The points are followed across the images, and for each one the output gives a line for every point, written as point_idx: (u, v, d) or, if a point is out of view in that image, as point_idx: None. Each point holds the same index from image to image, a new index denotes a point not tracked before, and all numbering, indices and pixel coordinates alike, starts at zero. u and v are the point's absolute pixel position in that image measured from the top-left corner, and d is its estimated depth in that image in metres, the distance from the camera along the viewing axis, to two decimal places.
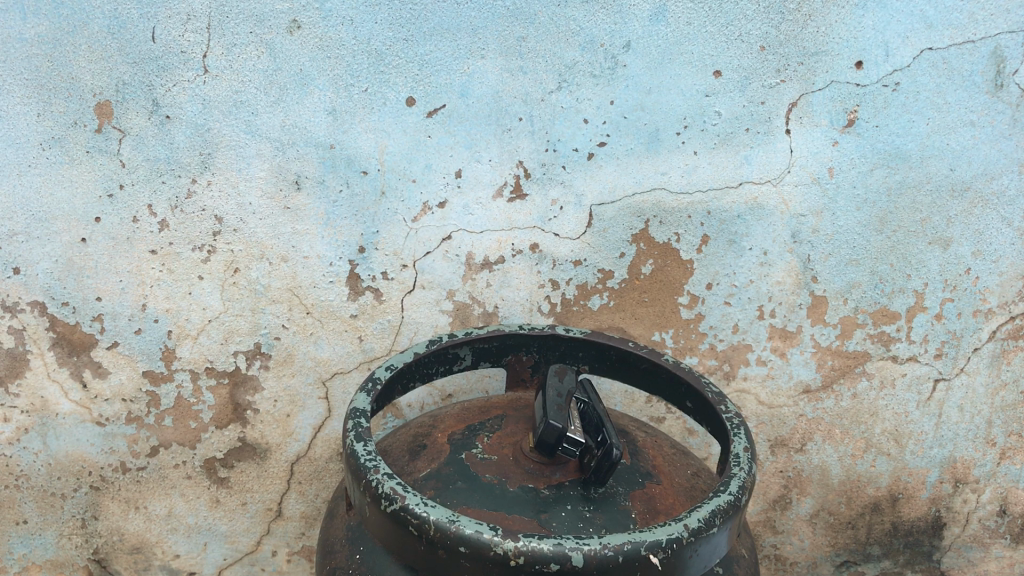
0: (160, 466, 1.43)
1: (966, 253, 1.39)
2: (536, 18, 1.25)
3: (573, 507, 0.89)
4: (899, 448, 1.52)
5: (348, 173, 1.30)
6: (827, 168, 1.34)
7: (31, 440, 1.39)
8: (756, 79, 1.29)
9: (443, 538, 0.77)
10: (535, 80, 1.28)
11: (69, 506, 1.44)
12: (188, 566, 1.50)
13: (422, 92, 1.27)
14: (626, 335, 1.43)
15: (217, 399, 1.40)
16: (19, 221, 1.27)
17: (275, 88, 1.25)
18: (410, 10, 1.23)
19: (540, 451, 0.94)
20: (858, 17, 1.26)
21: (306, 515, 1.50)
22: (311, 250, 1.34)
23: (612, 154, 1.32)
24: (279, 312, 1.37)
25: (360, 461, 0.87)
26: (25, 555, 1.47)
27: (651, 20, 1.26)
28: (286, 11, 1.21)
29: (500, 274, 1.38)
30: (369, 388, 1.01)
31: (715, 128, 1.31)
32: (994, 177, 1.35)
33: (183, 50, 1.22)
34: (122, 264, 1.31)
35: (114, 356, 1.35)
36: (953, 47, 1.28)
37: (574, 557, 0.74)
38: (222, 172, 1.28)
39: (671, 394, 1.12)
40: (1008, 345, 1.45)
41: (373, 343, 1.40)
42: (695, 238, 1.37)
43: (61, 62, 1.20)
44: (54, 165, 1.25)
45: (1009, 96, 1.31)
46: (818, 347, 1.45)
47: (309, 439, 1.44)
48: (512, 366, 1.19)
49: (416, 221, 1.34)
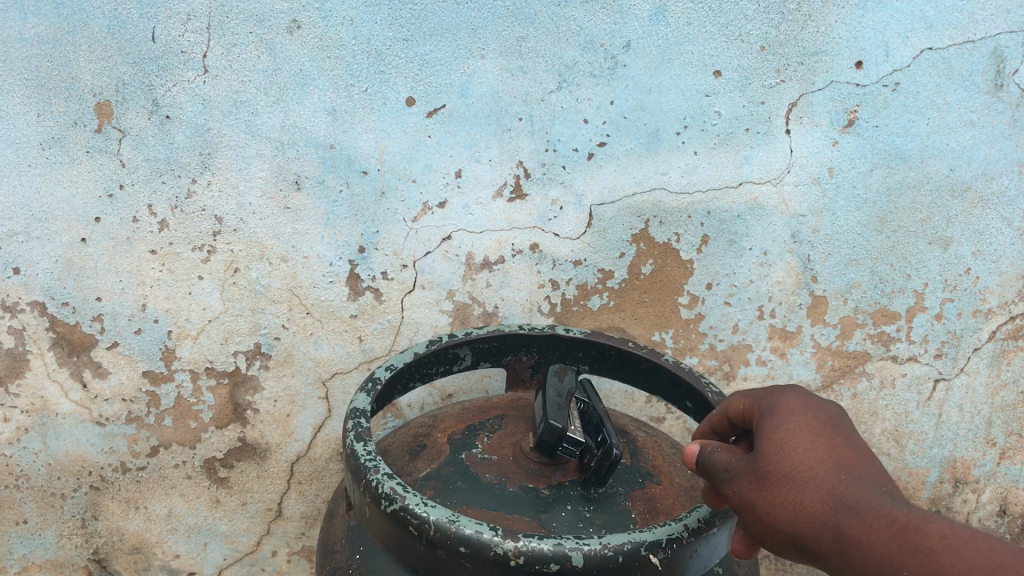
0: (160, 466, 1.43)
1: (966, 254, 1.39)
2: (536, 18, 1.25)
3: (572, 507, 0.89)
4: (899, 448, 1.52)
5: (348, 173, 1.30)
6: (827, 168, 1.34)
7: (31, 440, 1.39)
8: (756, 79, 1.29)
9: (443, 538, 0.77)
10: (535, 80, 1.28)
11: (69, 506, 1.44)
12: (188, 566, 1.50)
13: (422, 92, 1.27)
14: (626, 335, 1.43)
15: (217, 399, 1.40)
16: (19, 221, 1.27)
17: (275, 88, 1.25)
18: (410, 10, 1.24)
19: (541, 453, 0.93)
20: (858, 17, 1.27)
21: (306, 515, 1.50)
22: (311, 250, 1.34)
23: (612, 154, 1.32)
24: (280, 312, 1.37)
25: (360, 461, 0.87)
26: (25, 555, 1.47)
27: (651, 20, 1.26)
28: (286, 12, 1.21)
29: (500, 274, 1.38)
30: (369, 388, 1.01)
31: (715, 128, 1.31)
32: (995, 177, 1.35)
33: (183, 50, 1.22)
34: (122, 264, 1.31)
35: (114, 356, 1.35)
36: (953, 47, 1.28)
37: (574, 557, 0.74)
38: (222, 172, 1.28)
39: (671, 395, 1.12)
40: (1008, 345, 1.45)
41: (373, 343, 1.40)
42: (695, 238, 1.37)
43: (61, 62, 1.20)
44: (54, 165, 1.25)
45: (1010, 96, 1.31)
46: (818, 347, 1.45)
47: (309, 439, 1.44)
48: (512, 366, 1.19)
49: (416, 221, 1.34)
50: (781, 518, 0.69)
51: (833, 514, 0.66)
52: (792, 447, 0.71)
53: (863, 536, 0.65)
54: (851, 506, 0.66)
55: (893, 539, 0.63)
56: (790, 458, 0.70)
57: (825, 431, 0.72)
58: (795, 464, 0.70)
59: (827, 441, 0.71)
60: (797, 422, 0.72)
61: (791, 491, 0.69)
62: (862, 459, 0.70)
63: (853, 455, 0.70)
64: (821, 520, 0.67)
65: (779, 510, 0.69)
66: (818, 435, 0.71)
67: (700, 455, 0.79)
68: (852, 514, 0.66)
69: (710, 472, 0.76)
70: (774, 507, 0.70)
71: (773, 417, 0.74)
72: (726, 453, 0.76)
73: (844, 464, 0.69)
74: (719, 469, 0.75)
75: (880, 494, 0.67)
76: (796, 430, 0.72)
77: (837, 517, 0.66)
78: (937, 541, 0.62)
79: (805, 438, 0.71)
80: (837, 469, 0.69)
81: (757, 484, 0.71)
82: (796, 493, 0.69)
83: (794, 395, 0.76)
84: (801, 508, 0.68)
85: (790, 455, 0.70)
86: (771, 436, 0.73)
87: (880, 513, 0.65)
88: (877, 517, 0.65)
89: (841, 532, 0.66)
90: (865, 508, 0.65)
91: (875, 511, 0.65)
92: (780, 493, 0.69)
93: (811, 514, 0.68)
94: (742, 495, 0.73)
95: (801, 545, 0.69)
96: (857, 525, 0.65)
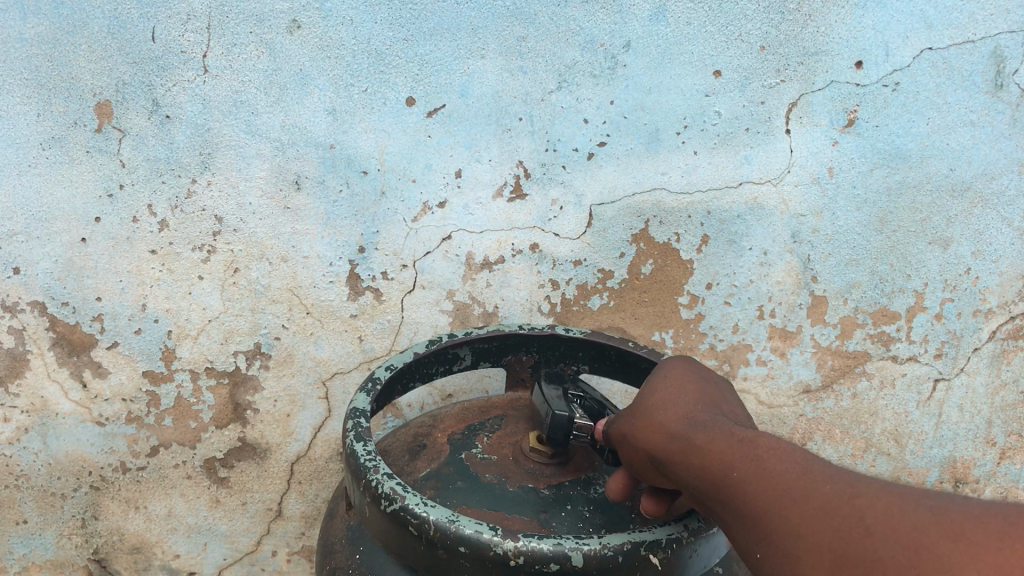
0: (160, 466, 1.43)
1: (966, 253, 1.39)
2: (536, 18, 1.25)
3: (572, 507, 0.89)
4: (899, 448, 1.52)
5: (348, 173, 1.30)
6: (827, 168, 1.34)
7: (31, 440, 1.39)
8: (756, 79, 1.29)
9: (443, 538, 0.77)
10: (535, 80, 1.28)
11: (69, 506, 1.44)
12: (188, 566, 1.50)
13: (422, 92, 1.28)
14: (626, 335, 1.43)
15: (217, 399, 1.40)
16: (19, 221, 1.27)
17: (275, 88, 1.25)
18: (410, 10, 1.24)
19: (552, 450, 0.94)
20: (858, 17, 1.27)
21: (306, 515, 1.50)
22: (311, 250, 1.34)
23: (612, 154, 1.32)
24: (280, 312, 1.37)
25: (360, 461, 0.87)
26: (24, 555, 1.47)
27: (651, 20, 1.26)
28: (286, 11, 1.22)
29: (500, 274, 1.38)
30: (369, 388, 1.01)
31: (715, 128, 1.31)
32: (995, 177, 1.35)
33: (183, 50, 1.22)
34: (122, 264, 1.31)
35: (114, 356, 1.36)
36: (953, 47, 1.28)
37: (574, 557, 0.74)
38: (222, 172, 1.28)
39: None
40: (1008, 345, 1.45)
41: (373, 343, 1.40)
42: (695, 238, 1.37)
43: (61, 63, 1.20)
44: (55, 165, 1.25)
45: (1009, 96, 1.31)
46: (818, 347, 1.45)
47: (309, 439, 1.44)
48: (512, 366, 1.20)
49: (416, 221, 1.34)
50: (643, 435, 0.80)
51: (682, 428, 0.77)
52: (665, 386, 0.83)
53: (703, 444, 0.74)
54: (696, 424, 0.77)
55: (727, 445, 0.72)
56: (660, 391, 0.83)
57: (695, 382, 0.84)
58: (662, 396, 0.82)
59: (695, 388, 0.83)
60: (672, 372, 0.85)
61: (653, 413, 0.81)
62: (721, 405, 0.81)
63: (714, 400, 0.81)
64: (671, 433, 0.77)
65: (642, 430, 0.80)
66: (686, 380, 0.83)
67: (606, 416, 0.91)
68: (698, 428, 0.76)
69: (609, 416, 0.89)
70: (643, 432, 0.80)
71: (660, 371, 0.87)
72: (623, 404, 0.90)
73: (703, 403, 0.80)
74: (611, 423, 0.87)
75: (725, 423, 0.77)
76: (673, 377, 0.84)
77: (684, 431, 0.76)
78: (763, 446, 0.71)
79: (674, 381, 0.84)
80: (696, 405, 0.80)
81: (632, 412, 0.84)
82: (658, 416, 0.80)
83: (680, 360, 0.89)
84: (658, 425, 0.79)
85: (661, 390, 0.83)
86: (653, 381, 0.85)
87: (722, 430, 0.75)
88: (717, 432, 0.74)
89: (687, 441, 0.75)
90: (707, 426, 0.76)
91: (716, 428, 0.75)
92: (646, 418, 0.81)
93: (664, 429, 0.78)
94: (623, 424, 0.85)
95: (656, 460, 0.78)
96: (698, 435, 0.75)
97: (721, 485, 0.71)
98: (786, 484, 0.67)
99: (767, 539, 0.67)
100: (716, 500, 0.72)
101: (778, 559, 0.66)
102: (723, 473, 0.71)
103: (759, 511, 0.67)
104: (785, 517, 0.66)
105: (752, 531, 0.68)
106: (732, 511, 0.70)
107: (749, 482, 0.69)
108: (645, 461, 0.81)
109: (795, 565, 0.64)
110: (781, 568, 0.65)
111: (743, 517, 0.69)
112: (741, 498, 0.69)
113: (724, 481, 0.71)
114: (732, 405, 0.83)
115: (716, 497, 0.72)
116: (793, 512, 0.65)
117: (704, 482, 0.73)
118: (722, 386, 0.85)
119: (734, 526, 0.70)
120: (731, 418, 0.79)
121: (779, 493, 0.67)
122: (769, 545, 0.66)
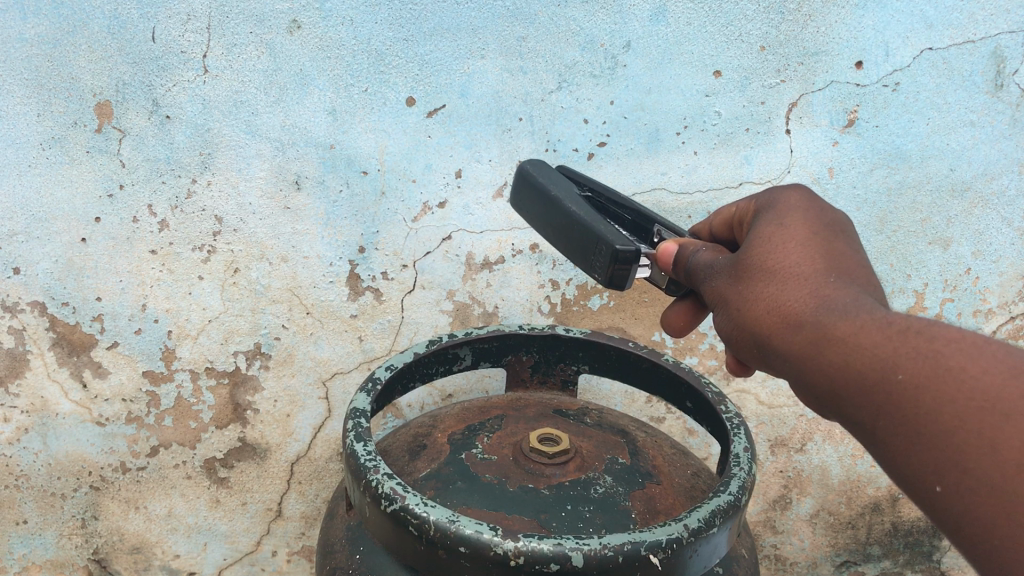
0: (160, 466, 1.43)
1: (966, 254, 1.40)
2: (536, 18, 1.25)
3: (572, 507, 0.89)
4: None
5: (348, 173, 1.30)
6: (827, 168, 1.34)
7: (31, 440, 1.39)
8: (756, 79, 1.29)
9: (443, 538, 0.77)
10: (535, 80, 1.28)
11: (69, 506, 1.44)
12: (188, 566, 1.50)
13: (422, 92, 1.27)
14: (626, 335, 1.43)
15: (217, 399, 1.40)
16: (19, 221, 1.27)
17: (275, 88, 1.25)
18: (410, 10, 1.24)
19: (604, 285, 0.84)
20: (858, 17, 1.27)
21: (306, 515, 1.50)
22: (311, 250, 1.34)
23: (612, 154, 1.32)
24: (280, 312, 1.37)
25: (360, 462, 0.87)
26: (24, 555, 1.47)
27: (651, 20, 1.26)
28: (286, 11, 1.21)
29: (500, 274, 1.38)
30: (369, 388, 1.00)
31: (715, 128, 1.32)
32: (995, 177, 1.35)
33: (183, 50, 1.21)
34: (122, 264, 1.31)
35: (114, 356, 1.35)
36: (953, 47, 1.28)
37: (574, 557, 0.74)
38: (222, 172, 1.28)
39: (671, 395, 1.12)
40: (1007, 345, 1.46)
41: (373, 342, 1.40)
42: None
43: (61, 62, 1.20)
44: (54, 165, 1.25)
45: (1010, 96, 1.30)
46: None
47: (309, 439, 1.45)
48: (512, 366, 1.20)
49: (415, 221, 1.34)
50: (753, 316, 0.64)
51: (813, 311, 0.60)
52: (778, 243, 0.65)
53: (848, 337, 0.58)
54: (832, 304, 0.60)
55: (893, 341, 0.56)
56: (775, 253, 0.64)
57: (820, 232, 0.65)
58: (779, 261, 0.63)
59: (822, 243, 0.64)
60: (794, 224, 0.65)
61: (769, 289, 0.63)
62: (860, 268, 0.63)
63: (849, 260, 0.63)
64: (798, 318, 0.60)
65: (755, 313, 0.63)
66: (808, 234, 0.64)
67: (679, 254, 0.75)
68: (837, 311, 0.59)
69: (692, 269, 0.72)
70: (757, 317, 0.63)
71: (766, 219, 0.68)
72: (711, 251, 0.72)
73: (837, 267, 0.62)
74: (702, 266, 0.71)
75: (872, 300, 0.60)
76: (793, 228, 0.65)
77: (817, 315, 0.60)
78: (945, 344, 0.55)
79: (796, 231, 0.65)
80: (828, 270, 0.62)
81: (733, 278, 0.66)
82: (776, 290, 0.63)
83: (796, 195, 0.69)
84: (777, 305, 0.62)
85: (776, 250, 0.64)
86: (759, 235, 0.66)
87: (872, 312, 0.58)
88: (866, 315, 0.58)
89: (823, 330, 0.59)
90: (849, 306, 0.59)
91: (864, 309, 0.59)
92: (758, 299, 0.63)
93: (785, 314, 0.61)
94: (717, 291, 0.68)
95: (771, 350, 0.63)
96: (841, 322, 0.58)
97: (881, 392, 0.56)
98: (995, 396, 0.52)
99: (957, 470, 0.52)
100: (868, 410, 0.58)
101: (972, 495, 0.52)
102: (887, 378, 0.56)
103: (949, 430, 0.53)
104: (994, 442, 0.51)
105: (929, 458, 0.54)
106: (896, 425, 0.56)
107: (927, 390, 0.54)
108: (752, 347, 0.65)
109: (1008, 508, 0.50)
110: (978, 509, 0.52)
111: (915, 436, 0.55)
112: (913, 410, 0.55)
113: (889, 388, 0.56)
114: (869, 261, 0.65)
115: (872, 406, 0.57)
116: (1006, 437, 0.50)
117: (853, 388, 0.58)
118: (854, 233, 0.66)
119: (893, 445, 0.56)
120: (874, 289, 0.62)
121: (979, 409, 0.52)
122: (962, 478, 0.52)
